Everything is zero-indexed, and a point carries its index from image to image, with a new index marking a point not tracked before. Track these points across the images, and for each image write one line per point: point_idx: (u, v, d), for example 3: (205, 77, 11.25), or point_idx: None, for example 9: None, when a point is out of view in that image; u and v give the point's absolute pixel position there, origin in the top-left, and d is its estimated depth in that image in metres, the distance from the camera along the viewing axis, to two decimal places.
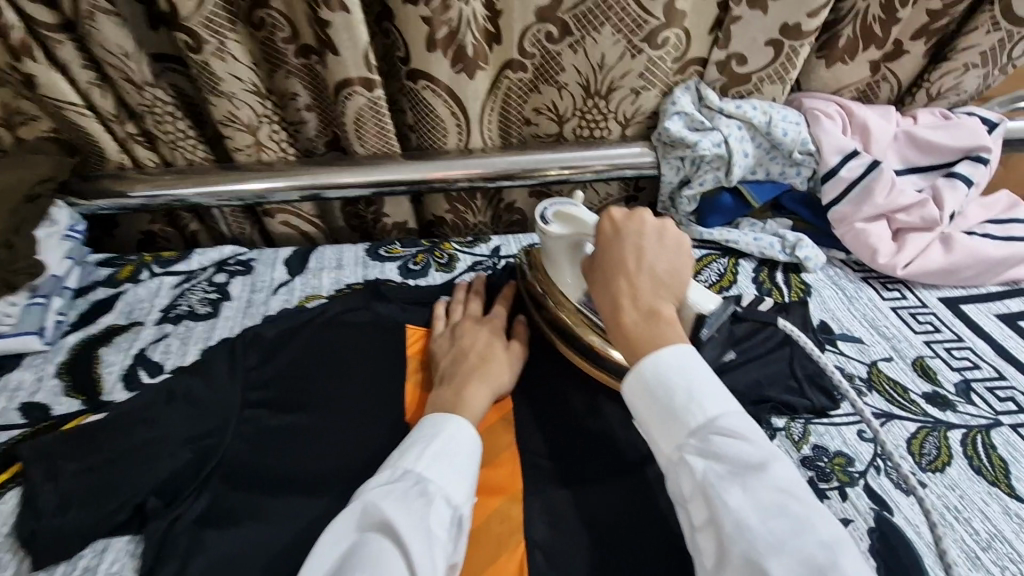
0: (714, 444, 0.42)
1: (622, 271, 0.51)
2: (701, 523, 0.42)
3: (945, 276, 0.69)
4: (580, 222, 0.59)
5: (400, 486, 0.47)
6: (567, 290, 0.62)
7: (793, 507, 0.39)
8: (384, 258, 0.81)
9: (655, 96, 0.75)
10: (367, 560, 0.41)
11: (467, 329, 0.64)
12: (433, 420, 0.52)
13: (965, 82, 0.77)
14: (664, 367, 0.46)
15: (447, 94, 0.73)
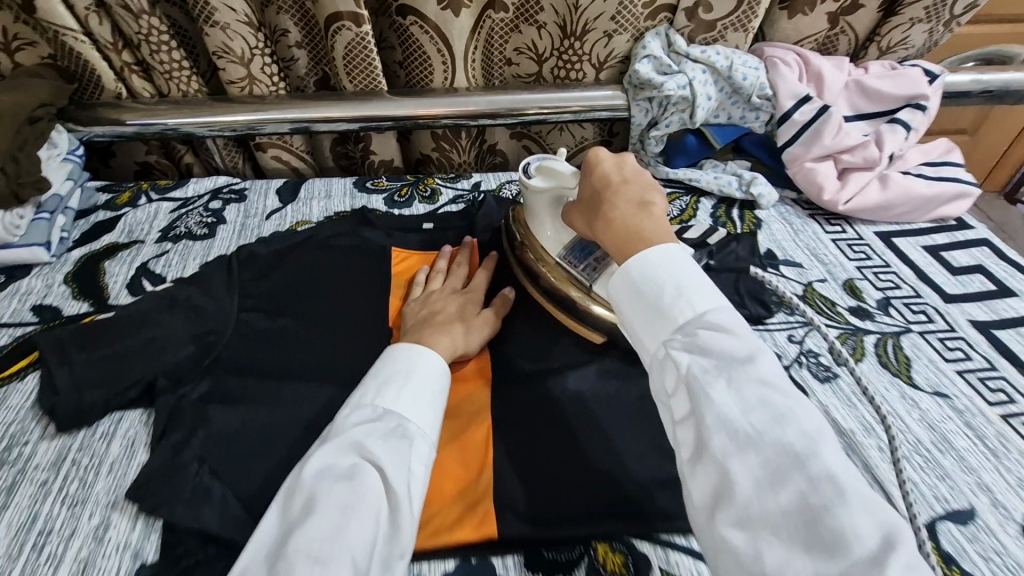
0: (700, 337, 0.40)
1: (603, 194, 0.52)
2: (681, 417, 0.39)
3: (882, 212, 0.77)
4: (559, 175, 0.59)
5: (377, 423, 0.47)
6: (549, 245, 0.60)
7: (776, 398, 0.37)
8: (370, 190, 0.86)
9: (627, 40, 0.81)
10: (345, 492, 0.42)
11: (439, 296, 0.62)
12: (408, 352, 0.53)
13: (913, 37, 0.83)
14: (651, 264, 0.44)
15: (432, 30, 0.77)
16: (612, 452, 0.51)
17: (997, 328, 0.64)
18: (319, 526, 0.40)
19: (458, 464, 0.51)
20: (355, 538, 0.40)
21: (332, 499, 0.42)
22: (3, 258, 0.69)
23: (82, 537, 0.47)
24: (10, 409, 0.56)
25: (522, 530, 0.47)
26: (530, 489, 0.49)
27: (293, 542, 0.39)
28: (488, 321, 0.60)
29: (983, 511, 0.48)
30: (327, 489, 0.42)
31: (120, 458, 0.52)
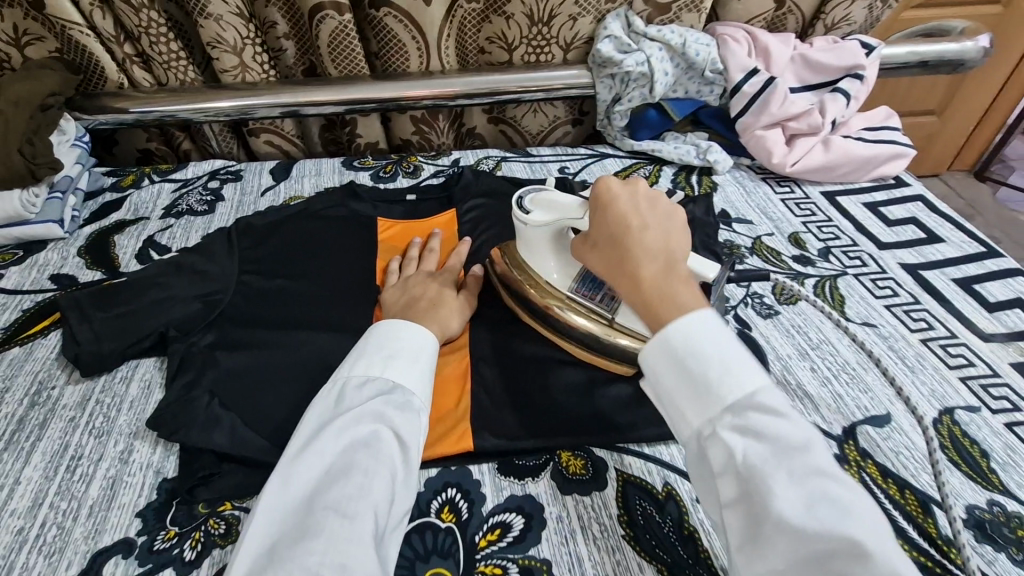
0: (751, 420, 0.40)
1: (626, 234, 0.47)
2: (730, 498, 0.39)
3: (826, 172, 0.84)
4: (559, 209, 0.56)
5: (383, 394, 0.49)
6: (556, 280, 0.59)
7: (835, 490, 0.37)
8: (358, 168, 0.93)
9: (590, 22, 0.88)
10: (364, 457, 0.45)
11: (416, 282, 0.65)
12: (402, 331, 0.54)
13: (855, 13, 0.90)
14: (693, 334, 0.42)
15: (407, 18, 0.85)
16: (575, 377, 0.58)
17: (924, 269, 0.71)
18: (342, 489, 0.42)
19: (437, 396, 0.57)
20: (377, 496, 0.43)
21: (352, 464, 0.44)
22: (21, 233, 0.75)
23: (110, 460, 0.54)
24: (37, 360, 0.62)
25: (495, 442, 0.53)
26: (500, 410, 0.55)
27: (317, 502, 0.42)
28: (464, 304, 0.63)
29: (897, 416, 0.55)
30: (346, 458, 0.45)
31: (138, 397, 0.59)
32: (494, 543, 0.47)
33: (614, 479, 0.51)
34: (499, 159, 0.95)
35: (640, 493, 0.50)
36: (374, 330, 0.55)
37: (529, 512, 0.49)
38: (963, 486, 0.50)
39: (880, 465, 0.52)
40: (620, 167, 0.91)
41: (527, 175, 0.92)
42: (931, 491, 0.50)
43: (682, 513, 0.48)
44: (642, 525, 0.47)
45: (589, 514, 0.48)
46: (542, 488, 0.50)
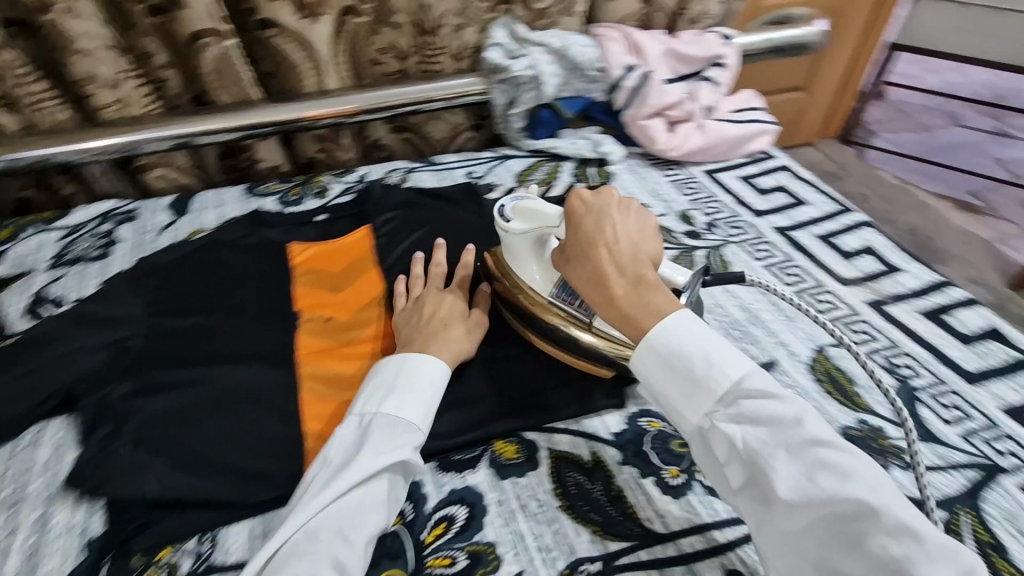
0: (743, 408, 0.44)
1: (599, 242, 0.51)
2: (740, 484, 0.44)
3: (705, 153, 0.93)
4: (540, 216, 0.57)
5: (412, 435, 0.50)
6: (537, 286, 0.60)
7: (834, 457, 0.41)
8: (262, 195, 0.91)
9: (475, 32, 0.92)
10: (368, 491, 0.47)
11: (430, 299, 0.63)
12: (428, 367, 0.54)
13: (711, 8, 1.00)
14: (675, 335, 0.46)
15: (296, 38, 0.85)
16: (502, 368, 0.61)
17: (794, 231, 0.81)
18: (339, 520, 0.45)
19: None
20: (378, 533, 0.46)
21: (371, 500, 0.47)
22: None
23: (25, 530, 0.52)
24: None
25: (432, 443, 0.55)
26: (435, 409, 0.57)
27: (333, 531, 0.44)
28: (480, 323, 0.62)
29: (781, 360, 0.63)
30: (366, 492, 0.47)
31: (50, 460, 0.57)
32: (441, 537, 0.49)
33: (546, 458, 0.54)
34: (406, 170, 0.97)
35: (571, 466, 0.54)
36: (393, 359, 0.55)
37: (471, 502, 0.51)
38: (837, 412, 0.58)
39: None
40: (523, 166, 0.96)
41: (436, 183, 0.93)
42: None
43: (609, 477, 0.53)
44: (575, 493, 0.51)
45: (525, 493, 0.52)
46: (481, 477, 0.53)
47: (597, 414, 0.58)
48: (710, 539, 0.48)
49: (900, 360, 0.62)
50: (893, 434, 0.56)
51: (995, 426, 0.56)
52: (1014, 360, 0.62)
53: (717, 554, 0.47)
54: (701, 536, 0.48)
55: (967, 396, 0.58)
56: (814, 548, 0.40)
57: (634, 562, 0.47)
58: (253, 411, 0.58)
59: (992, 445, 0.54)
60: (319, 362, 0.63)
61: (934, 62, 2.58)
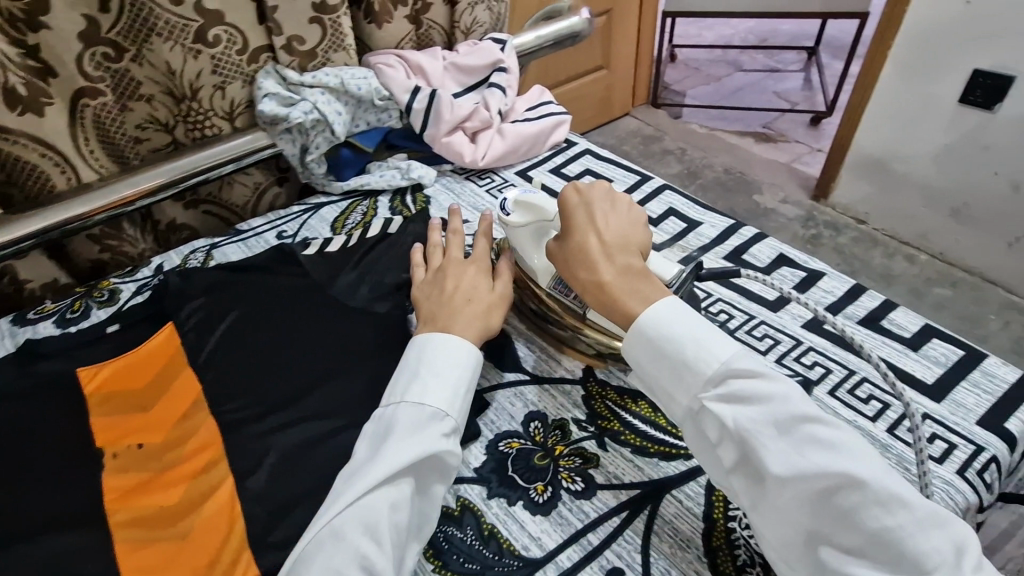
0: (733, 387, 0.45)
1: (588, 230, 0.56)
2: (733, 463, 0.45)
3: (511, 156, 0.95)
4: (538, 209, 0.64)
5: (437, 426, 0.50)
6: (538, 276, 0.64)
7: (822, 434, 0.42)
8: (34, 320, 0.78)
9: (240, 86, 0.86)
10: (395, 487, 0.46)
11: (451, 271, 0.63)
12: (451, 350, 0.54)
13: (481, 16, 1.03)
14: (663, 321, 0.48)
15: (26, 139, 0.73)
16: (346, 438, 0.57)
17: None
18: (364, 517, 0.44)
19: (204, 535, 0.52)
20: (405, 536, 0.46)
21: (397, 498, 0.45)
22: None
23: None
24: None
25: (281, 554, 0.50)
26: (279, 515, 0.53)
27: (359, 529, 0.43)
28: (502, 297, 0.61)
29: None
30: (390, 489, 0.45)
31: None
32: None
33: None
34: (209, 248, 0.87)
35: (439, 519, 0.51)
36: (428, 339, 0.55)
37: None
38: None
39: (617, 389, 0.60)
40: (337, 213, 0.90)
41: (244, 254, 0.85)
42: None
43: (478, 517, 0.51)
44: (446, 548, 0.49)
45: None
46: None
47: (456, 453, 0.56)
48: (586, 545, 0.48)
49: (716, 307, 0.67)
50: None
51: (800, 343, 0.62)
52: (803, 277, 0.70)
53: (595, 558, 0.47)
54: (576, 546, 0.48)
55: (773, 322, 0.65)
56: (808, 522, 0.41)
57: None
58: None
59: (802, 361, 0.60)
60: (131, 505, 0.54)
61: (707, 20, 2.90)
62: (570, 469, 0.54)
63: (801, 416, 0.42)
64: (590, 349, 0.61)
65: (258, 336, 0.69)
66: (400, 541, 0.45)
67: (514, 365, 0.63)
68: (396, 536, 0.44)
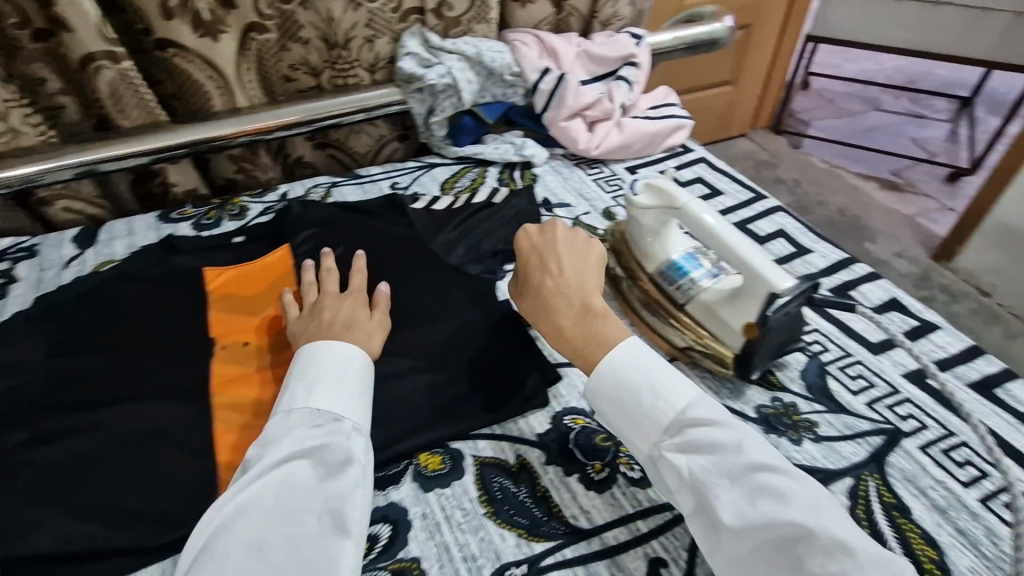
0: (690, 436, 0.47)
1: (545, 276, 0.60)
2: (692, 510, 0.46)
3: (624, 150, 0.95)
4: (666, 195, 0.61)
5: (335, 420, 0.51)
6: (647, 260, 0.66)
7: (773, 482, 0.43)
8: (175, 220, 0.88)
9: (387, 42, 0.91)
10: (282, 489, 0.46)
11: (327, 304, 0.64)
12: (336, 355, 0.56)
13: (622, 10, 1.03)
14: (620, 370, 0.51)
15: (197, 58, 0.82)
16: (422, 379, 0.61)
17: None
18: (251, 523, 0.44)
19: None
20: (303, 526, 0.45)
21: (289, 483, 0.47)
22: None
23: None
24: None
25: None
26: None
27: (246, 534, 0.44)
28: (381, 322, 0.63)
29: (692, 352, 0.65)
30: (282, 473, 0.47)
31: None
32: (365, 557, 0.48)
33: (471, 465, 0.54)
34: (329, 186, 0.94)
35: (495, 471, 0.54)
36: (312, 354, 0.56)
37: (395, 518, 0.50)
38: (754, 393, 0.60)
39: None
40: (448, 175, 0.95)
41: (359, 196, 0.92)
42: (729, 403, 0.59)
43: (534, 479, 0.53)
44: (500, 499, 0.51)
45: (450, 503, 0.51)
46: (405, 492, 0.52)
47: (523, 416, 0.58)
48: (633, 530, 0.49)
49: (811, 337, 0.65)
50: (805, 408, 0.58)
51: (896, 392, 0.59)
52: (914, 326, 0.66)
53: (641, 544, 0.48)
54: (623, 528, 0.49)
55: (871, 365, 0.62)
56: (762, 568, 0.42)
57: (560, 559, 0.47)
58: (157, 451, 0.55)
59: (894, 410, 0.57)
60: (231, 392, 0.61)
61: (852, 52, 2.72)
62: (630, 456, 0.54)
63: (750, 464, 0.44)
64: (677, 343, 0.62)
65: (361, 271, 0.75)
66: (289, 526, 0.44)
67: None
68: (284, 519, 0.45)
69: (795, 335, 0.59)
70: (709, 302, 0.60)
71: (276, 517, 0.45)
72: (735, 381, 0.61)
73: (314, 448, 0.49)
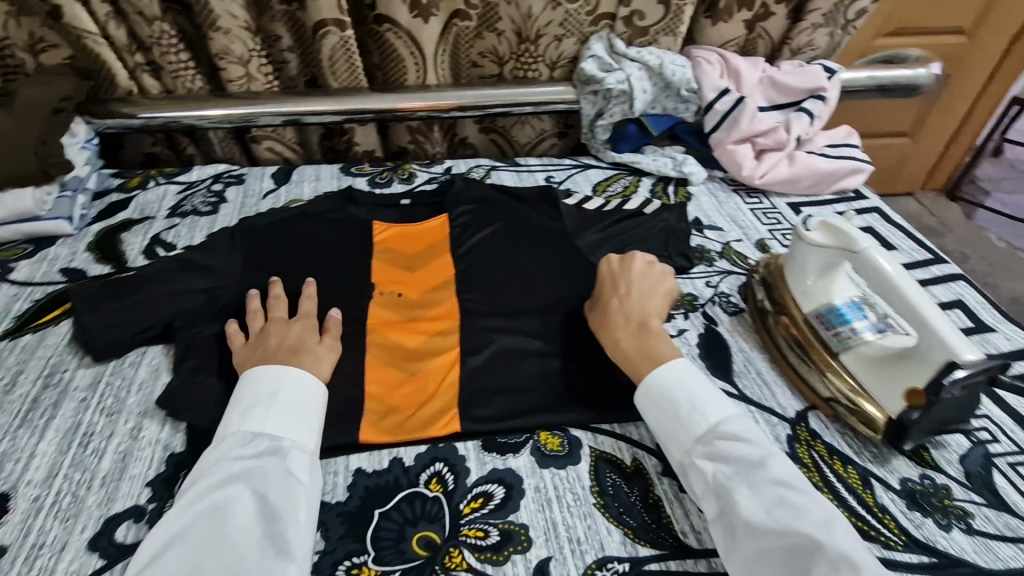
0: (719, 447, 0.51)
1: (613, 293, 0.64)
2: (713, 515, 0.49)
3: (790, 184, 0.91)
4: (843, 236, 0.59)
5: (272, 443, 0.52)
6: (806, 299, 0.63)
7: (790, 497, 0.46)
8: (354, 175, 0.98)
9: (574, 43, 0.95)
10: (219, 513, 0.47)
11: (272, 330, 0.63)
12: (276, 375, 0.57)
13: (817, 40, 0.98)
14: (666, 383, 0.55)
15: (405, 35, 0.90)
16: (551, 364, 0.63)
17: None
18: (185, 551, 0.44)
19: (424, 381, 0.62)
20: (241, 547, 0.45)
21: (225, 506, 0.47)
22: (32, 229, 0.80)
23: (119, 436, 0.58)
24: (53, 345, 0.66)
25: (478, 425, 0.58)
26: (482, 397, 0.60)
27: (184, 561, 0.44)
28: (329, 346, 0.62)
29: None
30: (218, 496, 0.48)
31: (146, 380, 0.63)
32: (477, 510, 0.52)
33: (588, 455, 0.56)
34: (489, 168, 1.01)
35: (610, 467, 0.55)
36: (258, 379, 0.57)
37: (509, 483, 0.54)
38: (902, 465, 0.55)
39: (828, 444, 0.57)
40: (602, 177, 0.97)
41: (515, 183, 0.97)
42: (872, 468, 0.55)
43: (647, 485, 0.54)
44: (611, 494, 0.53)
45: (563, 485, 0.53)
46: (522, 462, 0.55)
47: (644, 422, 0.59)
48: None
49: (978, 422, 0.59)
50: (959, 494, 0.53)
51: None
52: None
53: None
54: None
55: None
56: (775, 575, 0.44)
57: (663, 569, 0.48)
58: None
59: None
60: (384, 332, 0.67)
61: None
62: None
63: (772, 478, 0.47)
64: (822, 392, 0.59)
65: (510, 251, 0.78)
66: (225, 549, 0.45)
67: (725, 376, 0.63)
68: (220, 543, 0.45)
69: (966, 417, 0.54)
70: (869, 357, 0.57)
71: (210, 542, 0.45)
72: (883, 448, 0.57)
73: (249, 470, 0.50)
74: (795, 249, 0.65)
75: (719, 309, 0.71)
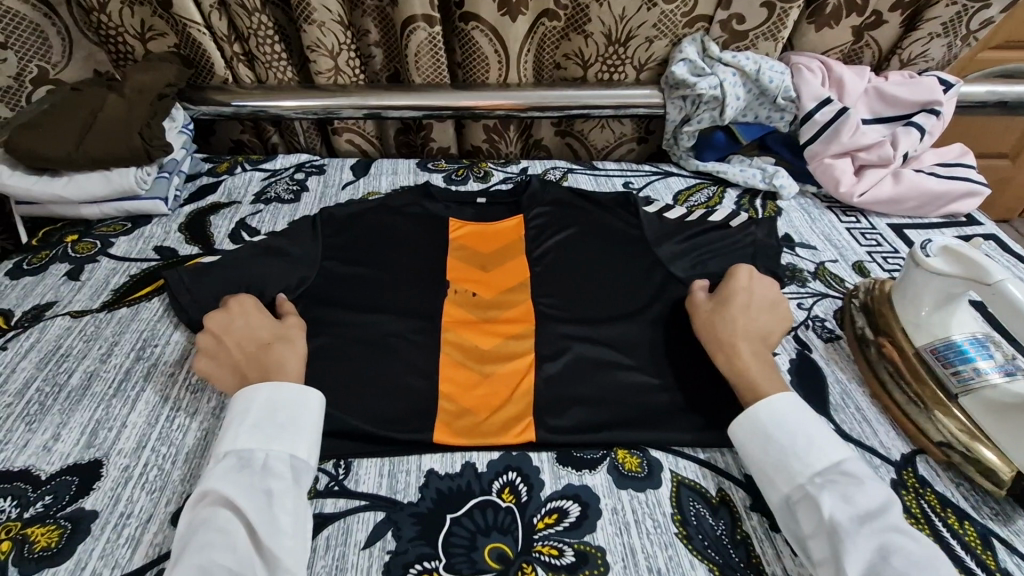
0: (835, 483, 0.47)
1: (742, 309, 0.61)
2: (822, 557, 0.45)
3: (892, 205, 0.85)
4: (972, 264, 0.53)
5: (255, 460, 0.50)
6: (917, 332, 0.58)
7: (910, 546, 0.43)
8: (431, 170, 0.99)
9: (665, 45, 0.92)
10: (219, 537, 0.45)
11: (221, 330, 0.61)
12: (250, 392, 0.54)
13: (933, 51, 0.91)
14: (779, 411, 0.52)
15: (491, 32, 0.89)
16: (632, 377, 0.61)
17: None
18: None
19: (500, 385, 0.61)
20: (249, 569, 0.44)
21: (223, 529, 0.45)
22: (131, 208, 0.84)
23: (203, 414, 0.59)
24: (145, 320, 0.69)
25: (553, 436, 0.56)
26: (558, 406, 0.58)
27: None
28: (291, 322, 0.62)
29: None
30: (204, 511, 0.46)
31: None
32: (552, 526, 0.50)
33: (669, 480, 0.53)
34: (565, 170, 0.98)
35: (693, 495, 0.52)
36: (242, 397, 0.54)
37: (586, 501, 0.52)
38: None
39: (940, 494, 0.51)
40: (684, 186, 0.93)
41: (592, 187, 0.94)
42: (993, 525, 0.49)
43: (734, 519, 0.51)
44: (694, 525, 0.50)
45: (643, 509, 0.51)
46: (598, 480, 0.53)
47: (730, 450, 0.56)
48: None
49: None
50: None
51: None
52: None
53: None
54: None
55: None
56: None
57: None
58: (393, 364, 0.62)
59: None
60: (460, 331, 0.66)
61: None
62: None
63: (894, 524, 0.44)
64: (934, 435, 0.54)
65: (589, 256, 0.76)
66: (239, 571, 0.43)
67: (821, 408, 0.58)
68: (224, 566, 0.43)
69: None
70: (996, 403, 0.51)
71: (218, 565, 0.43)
72: (1006, 504, 0.51)
73: (240, 488, 0.47)
74: (907, 275, 0.60)
75: (815, 333, 0.66)
